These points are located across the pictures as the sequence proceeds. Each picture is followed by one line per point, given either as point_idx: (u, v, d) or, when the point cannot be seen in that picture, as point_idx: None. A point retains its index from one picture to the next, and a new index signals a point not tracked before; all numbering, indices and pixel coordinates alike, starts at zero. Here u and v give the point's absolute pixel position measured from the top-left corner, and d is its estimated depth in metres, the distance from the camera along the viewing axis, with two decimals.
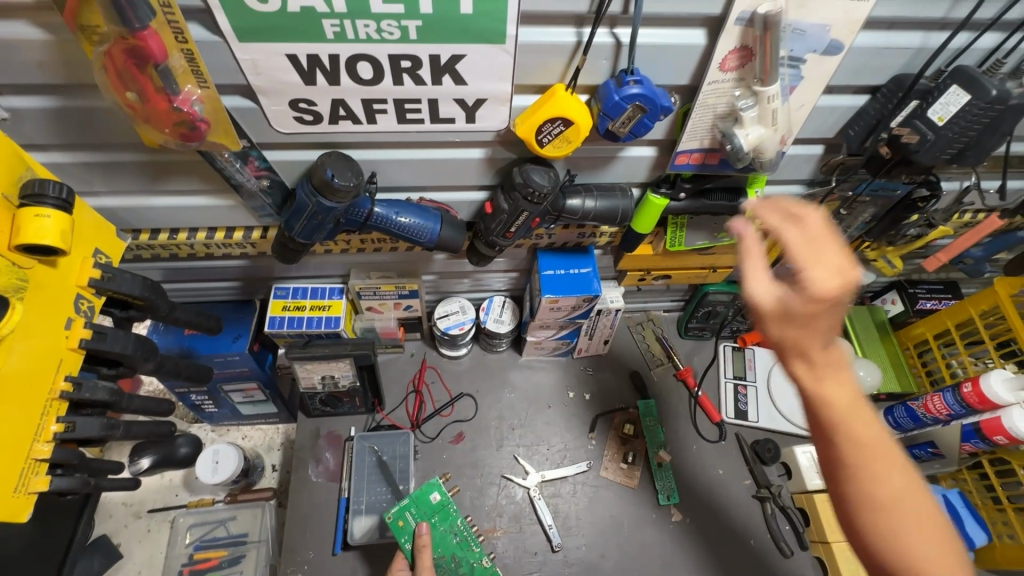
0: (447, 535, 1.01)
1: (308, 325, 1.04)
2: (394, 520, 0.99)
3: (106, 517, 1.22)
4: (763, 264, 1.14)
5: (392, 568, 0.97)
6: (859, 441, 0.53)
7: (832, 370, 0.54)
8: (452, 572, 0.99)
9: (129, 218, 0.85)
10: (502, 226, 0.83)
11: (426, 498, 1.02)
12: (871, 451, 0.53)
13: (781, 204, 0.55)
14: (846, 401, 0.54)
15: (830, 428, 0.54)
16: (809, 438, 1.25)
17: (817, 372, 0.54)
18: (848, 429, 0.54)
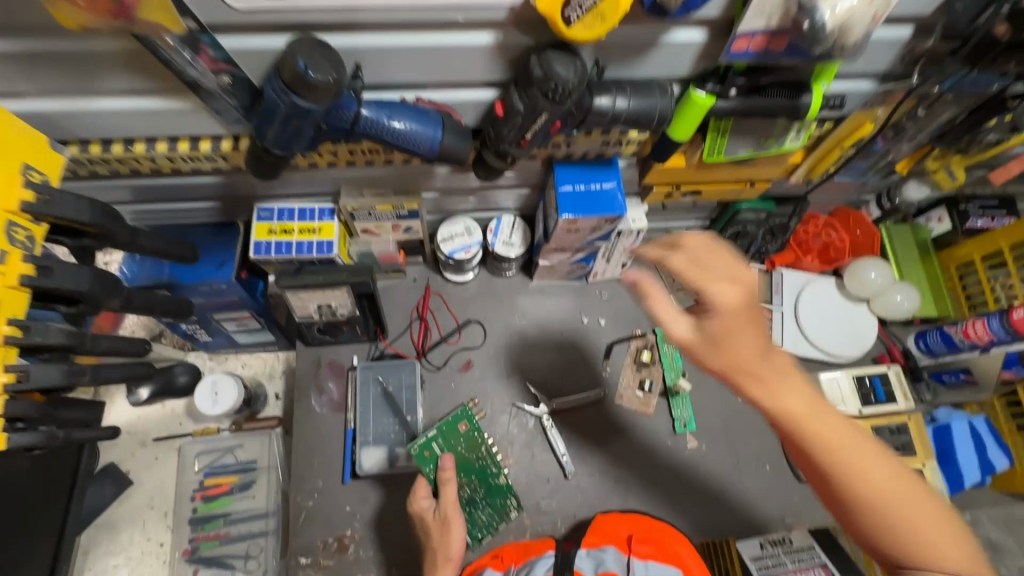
0: (469, 460, 1.02)
1: (298, 250, 0.94)
2: (420, 450, 0.99)
3: (111, 446, 1.20)
4: (807, 176, 1.00)
5: (414, 496, 0.95)
6: (836, 447, 0.57)
7: (780, 380, 0.58)
8: (471, 492, 1.02)
9: (71, 125, 0.71)
10: (516, 132, 0.69)
11: (453, 428, 1.02)
12: (846, 446, 0.57)
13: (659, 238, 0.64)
14: (801, 406, 0.57)
15: (805, 443, 0.58)
16: (833, 365, 1.20)
17: (767, 380, 0.58)
18: (823, 440, 0.57)
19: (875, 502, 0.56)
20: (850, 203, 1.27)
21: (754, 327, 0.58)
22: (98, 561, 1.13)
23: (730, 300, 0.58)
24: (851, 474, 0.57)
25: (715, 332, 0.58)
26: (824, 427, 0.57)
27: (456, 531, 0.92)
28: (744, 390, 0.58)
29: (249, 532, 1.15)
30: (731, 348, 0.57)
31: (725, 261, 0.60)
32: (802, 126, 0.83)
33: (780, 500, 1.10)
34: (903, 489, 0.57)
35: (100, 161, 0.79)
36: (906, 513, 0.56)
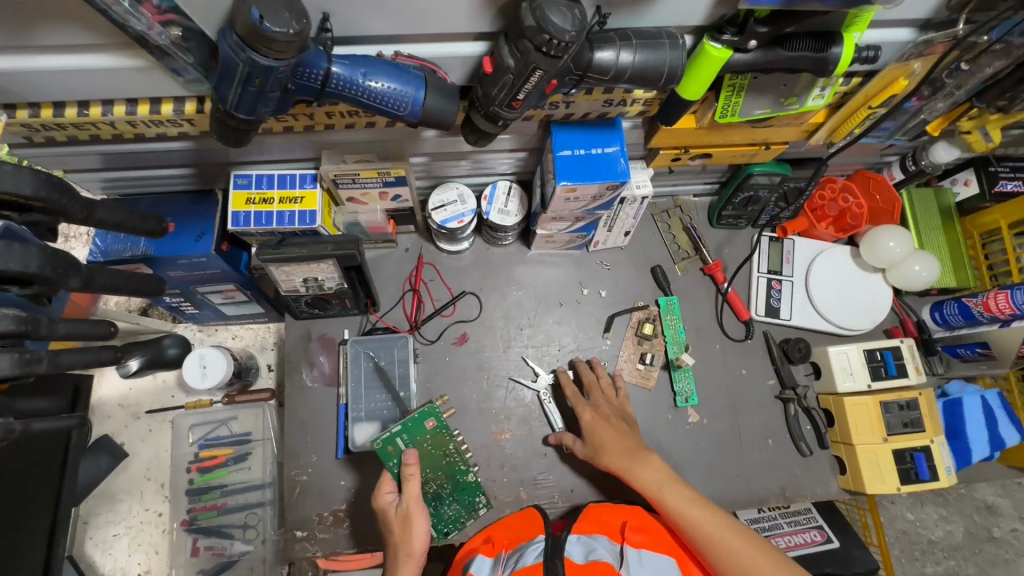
0: (434, 457, 0.95)
1: (279, 221, 0.88)
2: (382, 445, 0.92)
3: (104, 418, 1.18)
4: (829, 137, 0.92)
5: (378, 491, 0.92)
6: (688, 514, 0.83)
7: (641, 462, 0.90)
8: (437, 487, 0.97)
9: (15, 87, 0.64)
10: (507, 92, 0.61)
11: (419, 425, 0.94)
12: (701, 513, 0.83)
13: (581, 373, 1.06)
14: (658, 482, 0.87)
15: (667, 510, 0.85)
16: (843, 337, 1.16)
17: (630, 468, 0.90)
18: (678, 506, 0.84)
19: (723, 551, 0.80)
20: (871, 166, 1.19)
21: (613, 427, 0.95)
22: (99, 530, 1.14)
23: (587, 416, 0.98)
24: (702, 530, 0.81)
25: (591, 447, 0.96)
26: (675, 496, 0.85)
27: (417, 530, 0.88)
28: (621, 469, 0.91)
29: (246, 502, 1.13)
30: (603, 443, 0.94)
31: (602, 388, 1.03)
32: (827, 82, 0.75)
33: (782, 474, 1.08)
34: (744, 543, 0.80)
35: (55, 126, 0.73)
36: (745, 561, 0.79)
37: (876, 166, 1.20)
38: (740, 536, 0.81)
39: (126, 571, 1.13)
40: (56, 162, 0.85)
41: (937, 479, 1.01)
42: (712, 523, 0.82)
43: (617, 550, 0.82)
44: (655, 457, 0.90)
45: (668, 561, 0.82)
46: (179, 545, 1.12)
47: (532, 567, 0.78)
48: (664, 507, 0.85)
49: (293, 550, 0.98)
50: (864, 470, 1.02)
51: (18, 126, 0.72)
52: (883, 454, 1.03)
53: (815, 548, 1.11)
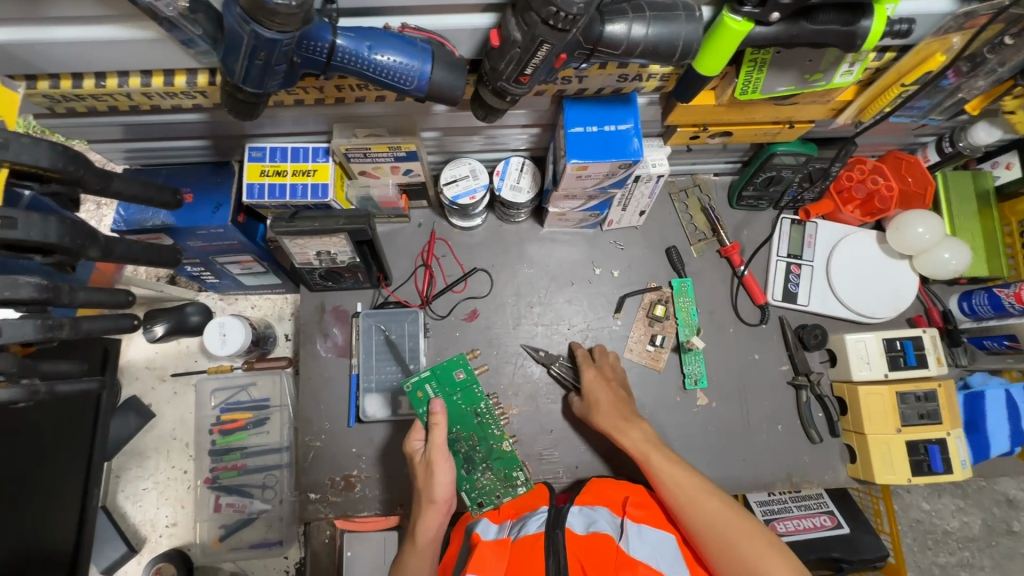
0: (466, 414, 0.96)
1: (292, 194, 0.89)
2: (414, 391, 0.95)
3: (132, 380, 1.24)
4: (858, 116, 0.89)
5: (409, 437, 0.94)
6: (674, 477, 0.86)
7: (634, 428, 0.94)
8: (469, 448, 0.95)
9: (34, 59, 0.65)
10: (514, 67, 0.60)
11: (449, 374, 0.96)
12: (689, 478, 0.86)
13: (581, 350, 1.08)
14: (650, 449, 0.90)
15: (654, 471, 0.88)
16: (862, 324, 1.13)
17: (623, 429, 0.94)
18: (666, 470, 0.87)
19: (708, 515, 0.81)
20: (905, 146, 1.13)
21: (613, 392, 0.99)
22: (129, 484, 1.21)
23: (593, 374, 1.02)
24: (685, 493, 0.84)
25: (590, 402, 0.99)
26: (662, 459, 0.88)
27: (440, 475, 0.88)
28: (613, 429, 0.94)
29: (265, 464, 1.19)
30: (602, 401, 0.98)
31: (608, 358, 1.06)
32: (856, 58, 0.71)
33: (789, 460, 1.08)
34: (728, 508, 0.81)
35: (74, 97, 0.74)
36: (732, 532, 0.79)
37: (910, 147, 1.14)
38: (725, 502, 0.82)
39: (155, 522, 1.20)
40: (79, 133, 0.86)
41: (950, 472, 0.99)
42: (698, 486, 0.84)
43: (617, 524, 0.83)
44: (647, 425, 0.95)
45: (668, 538, 0.82)
46: (203, 500, 1.18)
47: (533, 536, 0.81)
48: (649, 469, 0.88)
49: (308, 511, 1.03)
50: (875, 460, 1.01)
51: (40, 97, 0.73)
52: (895, 444, 1.01)
53: (822, 533, 1.11)
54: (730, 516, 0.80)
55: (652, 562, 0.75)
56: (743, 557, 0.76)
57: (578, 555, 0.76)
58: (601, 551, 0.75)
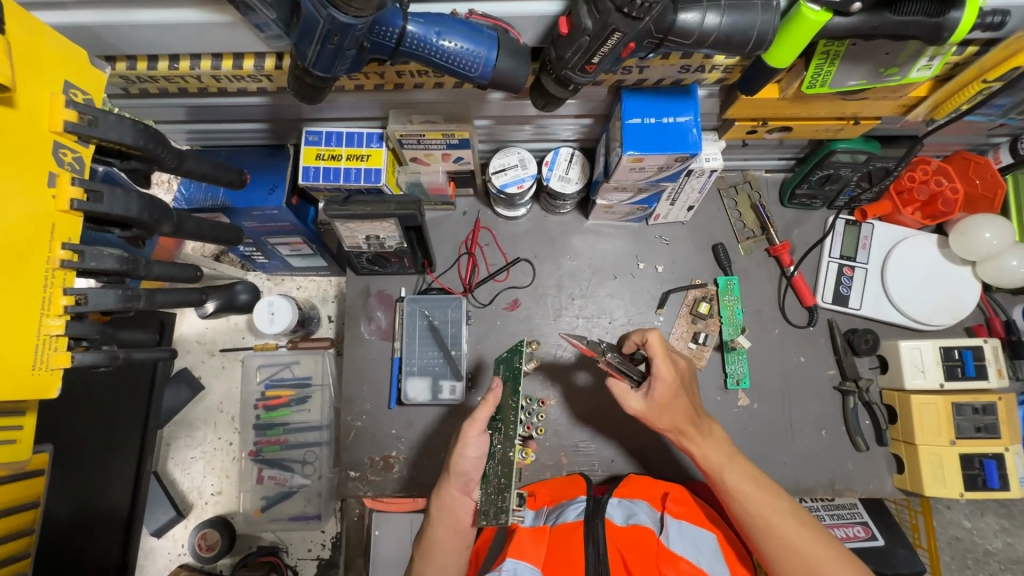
0: (508, 404, 0.86)
1: (346, 178, 0.90)
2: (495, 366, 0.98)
3: (184, 353, 1.30)
4: (930, 114, 0.85)
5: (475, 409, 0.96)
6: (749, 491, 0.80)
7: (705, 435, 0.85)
8: (496, 443, 0.87)
9: (116, 41, 0.67)
10: (581, 56, 0.59)
11: (511, 360, 0.91)
12: (764, 496, 0.80)
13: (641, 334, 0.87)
14: (720, 459, 0.83)
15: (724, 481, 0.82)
16: (917, 331, 1.09)
17: (694, 437, 0.84)
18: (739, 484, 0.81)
19: (787, 541, 0.77)
20: (974, 147, 1.07)
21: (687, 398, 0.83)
22: (179, 452, 1.27)
23: (667, 376, 0.81)
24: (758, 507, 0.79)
25: (653, 404, 0.82)
26: (736, 474, 0.82)
27: (465, 450, 0.86)
28: (685, 435, 0.85)
29: (305, 441, 1.21)
30: (670, 409, 0.83)
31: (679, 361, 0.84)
32: (937, 53, 0.68)
33: (832, 466, 1.05)
34: (809, 534, 0.77)
35: (148, 78, 0.76)
36: (815, 552, 0.76)
37: (980, 148, 1.08)
38: (804, 525, 0.78)
39: (202, 490, 1.26)
40: (147, 114, 0.89)
41: (1006, 489, 0.96)
42: (776, 508, 0.79)
43: (657, 519, 0.82)
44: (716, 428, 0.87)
45: (709, 536, 0.80)
46: (246, 472, 1.22)
47: (571, 524, 0.82)
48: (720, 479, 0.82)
49: (347, 488, 1.06)
50: (925, 472, 0.98)
51: (117, 77, 0.76)
52: (949, 457, 0.98)
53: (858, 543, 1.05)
54: (811, 544, 0.77)
55: (695, 560, 0.74)
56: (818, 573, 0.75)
57: (618, 545, 0.77)
58: (641, 543, 0.76)
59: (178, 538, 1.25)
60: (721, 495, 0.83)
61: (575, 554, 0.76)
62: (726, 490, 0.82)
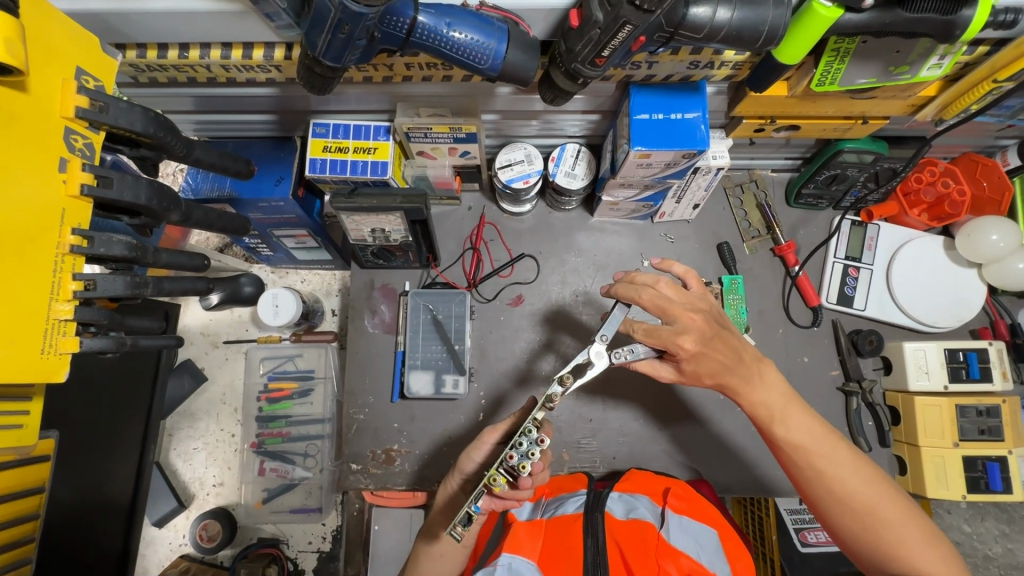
0: None
1: (352, 171, 0.91)
2: None
3: (188, 344, 1.30)
4: (939, 114, 0.86)
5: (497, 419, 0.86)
6: (799, 439, 0.79)
7: (759, 386, 0.81)
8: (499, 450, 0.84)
9: (128, 29, 0.67)
10: (591, 49, 0.59)
11: None
12: (818, 448, 0.78)
13: (650, 301, 0.77)
14: (773, 409, 0.80)
15: (772, 427, 0.80)
16: (923, 332, 1.09)
17: (741, 390, 0.81)
18: (788, 429, 0.79)
19: (840, 495, 0.76)
20: (981, 149, 1.07)
21: (720, 355, 0.78)
22: (181, 442, 1.28)
23: (688, 350, 0.75)
24: (807, 456, 0.78)
25: (687, 371, 0.80)
26: (788, 425, 0.79)
27: (473, 453, 0.85)
28: (729, 387, 0.81)
29: (308, 433, 1.21)
30: (705, 370, 0.80)
31: (695, 325, 0.76)
32: (948, 51, 0.68)
33: None
34: (866, 487, 0.76)
35: (157, 67, 0.76)
36: (864, 495, 0.76)
37: (987, 150, 1.08)
38: (861, 476, 0.76)
39: (204, 481, 1.26)
40: (155, 103, 0.89)
41: (1009, 492, 0.97)
42: (830, 461, 0.77)
43: (658, 513, 0.82)
44: (772, 376, 0.82)
45: (711, 532, 0.79)
46: (248, 464, 1.21)
47: (570, 516, 0.82)
48: (769, 429, 0.81)
49: (348, 480, 1.06)
50: (928, 473, 0.98)
51: (127, 66, 0.76)
52: (952, 458, 0.98)
53: None
54: (867, 496, 0.75)
55: (694, 555, 0.73)
56: (867, 515, 0.75)
57: (617, 537, 0.77)
58: (641, 536, 0.76)
59: (179, 528, 1.25)
60: (772, 442, 0.81)
61: (574, 545, 0.76)
62: (773, 435, 0.81)
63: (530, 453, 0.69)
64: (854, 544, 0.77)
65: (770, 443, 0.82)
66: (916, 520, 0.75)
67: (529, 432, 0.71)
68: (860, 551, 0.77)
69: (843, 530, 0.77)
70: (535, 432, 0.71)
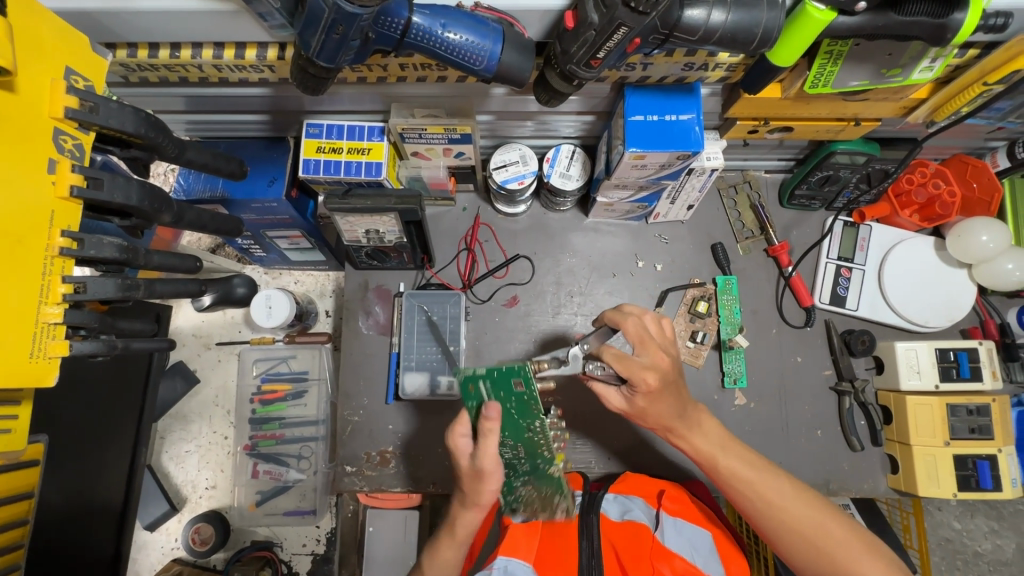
0: (517, 424, 0.75)
1: (347, 171, 0.90)
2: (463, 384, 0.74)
3: (180, 345, 1.29)
4: (930, 116, 0.86)
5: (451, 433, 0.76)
6: (740, 474, 0.80)
7: (698, 427, 0.82)
8: (514, 458, 0.80)
9: (118, 28, 0.66)
10: (586, 51, 0.59)
11: (507, 380, 0.72)
12: (760, 479, 0.79)
13: (632, 330, 0.78)
14: (712, 446, 0.81)
15: (714, 463, 0.81)
16: (913, 332, 1.10)
17: (684, 433, 0.81)
18: (728, 464, 0.80)
19: (792, 523, 0.76)
20: (971, 151, 1.08)
21: (673, 399, 0.77)
22: (173, 445, 1.26)
23: (650, 386, 0.73)
24: (750, 487, 0.79)
25: (637, 406, 0.78)
26: (730, 460, 0.80)
27: (486, 484, 0.76)
28: (675, 432, 0.81)
29: (301, 436, 1.20)
30: (654, 411, 0.78)
31: (662, 364, 0.75)
32: (939, 54, 0.68)
33: (829, 465, 1.05)
34: (811, 510, 0.77)
35: (149, 67, 0.75)
36: (811, 519, 0.76)
37: (977, 151, 1.09)
38: (803, 503, 0.78)
39: (196, 484, 1.25)
40: (146, 103, 0.88)
41: (999, 490, 0.98)
42: (775, 489, 0.78)
43: (652, 515, 0.82)
44: (710, 417, 0.84)
45: (704, 533, 0.79)
46: (240, 467, 1.21)
47: (566, 518, 0.82)
48: (714, 467, 0.81)
49: (343, 483, 1.05)
50: (919, 473, 0.99)
51: (117, 65, 0.74)
52: (943, 457, 0.99)
53: None
54: (813, 522, 0.76)
55: (688, 557, 0.74)
56: (816, 542, 0.75)
57: (610, 538, 0.78)
58: (636, 539, 0.76)
59: (171, 532, 1.24)
60: (715, 478, 0.82)
61: (570, 548, 0.77)
62: (716, 471, 0.81)
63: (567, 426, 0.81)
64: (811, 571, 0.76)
65: (715, 479, 0.82)
66: (866, 540, 0.76)
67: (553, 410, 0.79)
68: None
69: (797, 557, 0.77)
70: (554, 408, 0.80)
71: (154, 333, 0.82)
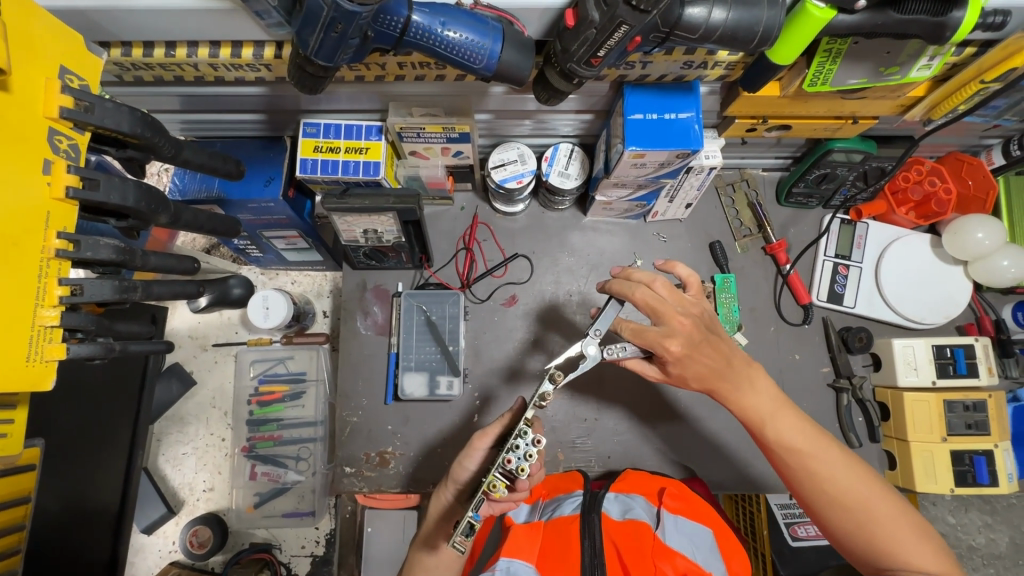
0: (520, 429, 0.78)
1: (344, 171, 0.90)
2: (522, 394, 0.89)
3: (177, 347, 1.28)
4: (928, 114, 0.87)
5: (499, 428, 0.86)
6: (791, 442, 0.78)
7: (750, 392, 0.80)
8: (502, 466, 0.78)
9: (111, 26, 0.65)
10: (586, 49, 0.59)
11: None
12: (809, 449, 0.78)
13: (642, 298, 0.76)
14: (763, 413, 0.80)
15: (763, 428, 0.80)
16: (910, 328, 1.11)
17: (731, 396, 0.80)
18: (778, 430, 0.79)
19: (834, 495, 0.76)
20: (966, 148, 1.08)
21: (706, 358, 0.78)
22: (170, 447, 1.25)
23: (674, 352, 0.76)
24: (799, 456, 0.78)
25: (672, 374, 0.81)
26: (779, 428, 0.79)
27: (466, 460, 0.82)
28: (719, 393, 0.81)
29: (300, 437, 1.19)
30: (690, 373, 0.80)
31: (683, 329, 0.75)
32: (938, 52, 0.68)
33: None
34: (857, 483, 0.76)
35: (143, 66, 0.74)
36: (856, 491, 0.76)
37: (972, 148, 1.09)
38: (851, 475, 0.77)
39: (193, 486, 1.24)
40: (141, 103, 0.87)
41: (996, 484, 0.99)
42: (823, 462, 0.77)
43: (653, 514, 0.82)
44: (764, 380, 0.82)
45: (705, 530, 0.79)
46: (239, 468, 1.20)
47: (568, 517, 0.82)
48: (761, 433, 0.80)
49: (342, 484, 1.04)
50: (916, 469, 1.00)
51: (111, 64, 0.74)
52: (940, 453, 0.99)
53: None
54: (859, 494, 0.75)
55: (690, 554, 0.73)
56: (857, 513, 0.75)
57: (613, 536, 0.78)
58: (639, 538, 0.75)
59: (169, 535, 1.23)
60: (764, 442, 0.81)
61: (571, 547, 0.76)
62: (766, 436, 0.80)
63: (528, 455, 0.68)
64: (847, 540, 0.77)
65: (761, 444, 0.82)
66: (906, 512, 0.76)
67: (524, 433, 0.70)
68: (851, 546, 0.77)
69: (834, 525, 0.77)
70: (530, 433, 0.70)
71: (151, 335, 0.81)
